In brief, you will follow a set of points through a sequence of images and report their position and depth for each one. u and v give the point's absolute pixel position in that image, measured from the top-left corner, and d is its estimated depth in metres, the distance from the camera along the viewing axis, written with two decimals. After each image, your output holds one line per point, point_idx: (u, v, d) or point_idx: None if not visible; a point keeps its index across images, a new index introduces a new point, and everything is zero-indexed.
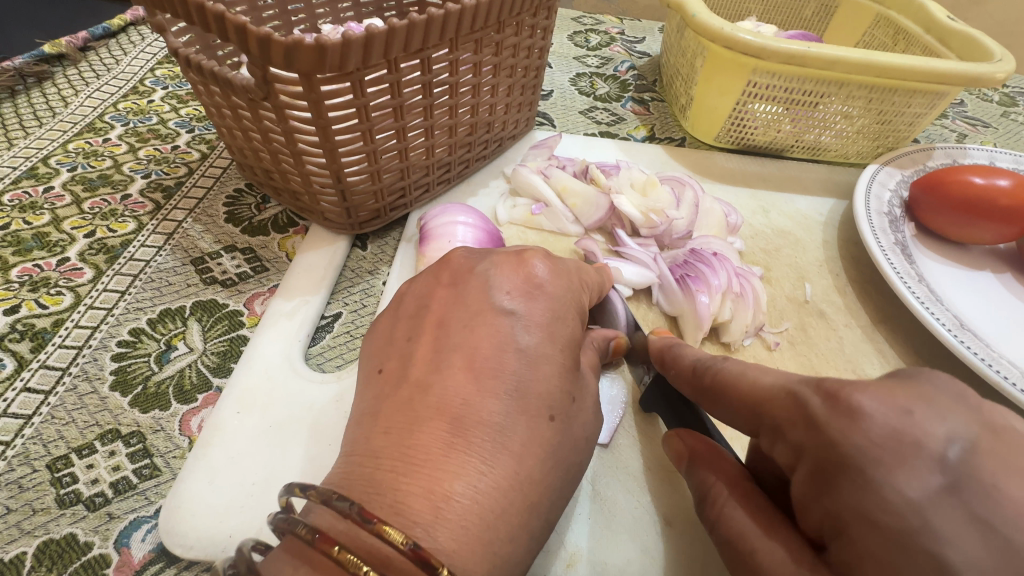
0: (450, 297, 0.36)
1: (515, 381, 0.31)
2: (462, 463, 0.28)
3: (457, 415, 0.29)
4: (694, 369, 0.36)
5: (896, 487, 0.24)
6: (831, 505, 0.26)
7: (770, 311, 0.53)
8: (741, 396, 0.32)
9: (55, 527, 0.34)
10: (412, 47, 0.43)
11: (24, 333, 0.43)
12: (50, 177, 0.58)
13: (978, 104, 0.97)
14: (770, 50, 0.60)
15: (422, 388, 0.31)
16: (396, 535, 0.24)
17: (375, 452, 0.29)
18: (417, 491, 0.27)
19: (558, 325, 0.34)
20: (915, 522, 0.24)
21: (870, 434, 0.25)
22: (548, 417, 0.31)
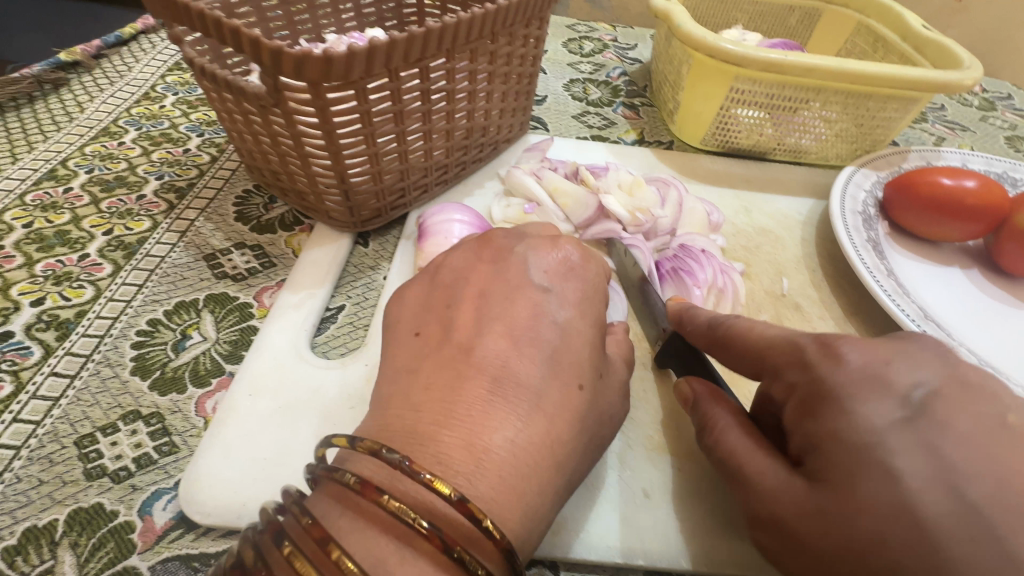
0: (491, 272, 0.39)
1: (549, 347, 0.35)
2: (501, 417, 0.31)
3: (498, 376, 0.32)
4: (709, 325, 0.43)
5: (863, 412, 0.32)
6: (809, 426, 0.34)
7: (749, 304, 0.56)
8: (749, 345, 0.39)
9: (84, 497, 0.37)
10: (412, 57, 0.46)
11: (49, 322, 0.46)
12: (69, 178, 0.61)
13: (958, 109, 1.01)
14: (751, 58, 0.63)
15: (465, 351, 0.34)
16: (446, 490, 0.26)
17: (417, 406, 0.32)
18: (458, 443, 0.29)
19: (588, 305, 0.38)
20: (875, 440, 0.31)
21: (849, 373, 0.33)
22: (577, 385, 0.34)
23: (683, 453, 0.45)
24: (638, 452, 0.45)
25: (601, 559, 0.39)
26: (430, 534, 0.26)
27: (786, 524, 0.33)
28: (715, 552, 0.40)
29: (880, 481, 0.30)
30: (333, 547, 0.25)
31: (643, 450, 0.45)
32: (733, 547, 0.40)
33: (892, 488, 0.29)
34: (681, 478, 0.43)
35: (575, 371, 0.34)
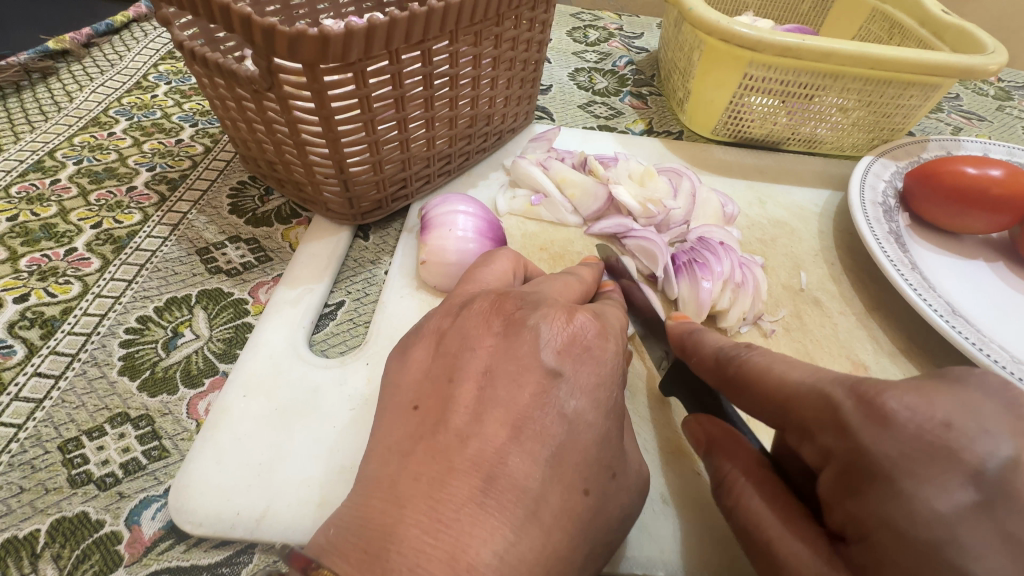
0: (501, 347, 0.33)
1: (555, 444, 0.30)
2: (490, 528, 0.26)
3: (493, 472, 0.28)
4: (717, 361, 0.37)
5: (924, 495, 0.25)
6: (857, 507, 0.27)
7: (767, 299, 0.54)
8: (768, 392, 0.33)
9: (68, 505, 0.34)
10: (413, 39, 0.43)
11: (33, 320, 0.44)
12: (56, 170, 0.59)
13: (974, 98, 0.98)
14: (766, 43, 0.60)
15: (461, 440, 0.29)
16: None
17: (401, 500, 0.27)
18: (440, 557, 0.25)
19: (604, 393, 0.33)
20: (942, 534, 0.24)
21: (900, 443, 0.26)
22: (582, 490, 0.30)
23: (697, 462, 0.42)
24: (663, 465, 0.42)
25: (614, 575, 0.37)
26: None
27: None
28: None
29: None
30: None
31: (663, 453, 0.43)
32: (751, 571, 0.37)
33: None
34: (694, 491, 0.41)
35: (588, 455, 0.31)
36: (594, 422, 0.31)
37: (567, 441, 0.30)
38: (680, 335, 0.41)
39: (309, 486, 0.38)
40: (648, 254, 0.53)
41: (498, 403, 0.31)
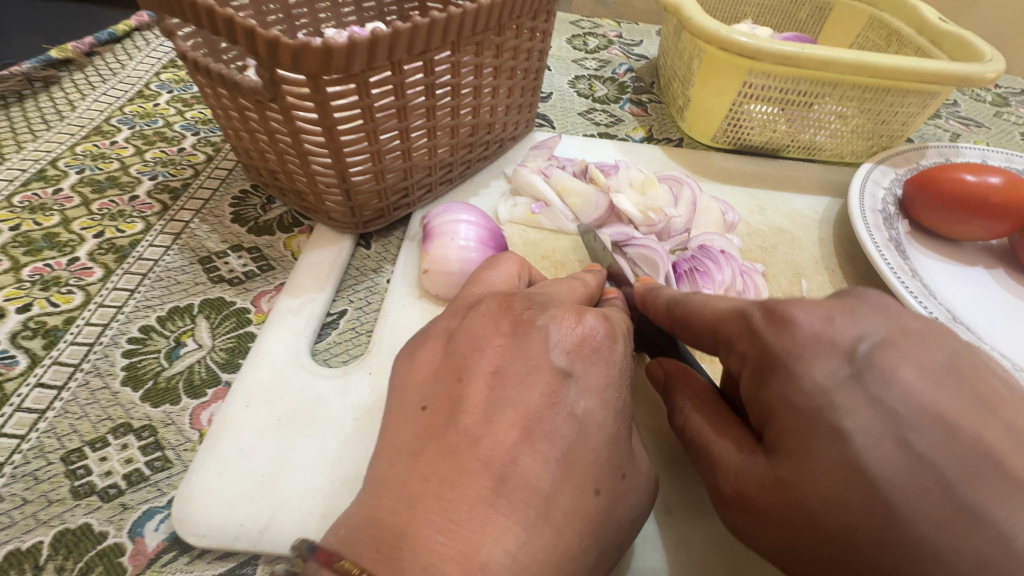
0: (510, 347, 0.34)
1: (564, 445, 0.30)
2: (502, 527, 0.26)
3: (503, 473, 0.28)
4: (669, 306, 0.41)
5: (809, 372, 0.29)
6: (764, 396, 0.31)
7: (768, 307, 0.54)
8: (704, 321, 0.37)
9: (71, 517, 0.34)
10: (416, 49, 0.44)
11: (36, 330, 0.44)
12: (59, 179, 0.59)
13: (972, 105, 0.99)
14: (765, 51, 0.61)
15: (470, 441, 0.29)
16: None
17: (411, 500, 0.27)
18: (454, 557, 0.25)
19: (612, 392, 0.33)
20: (822, 401, 0.28)
21: (795, 337, 0.31)
22: (593, 491, 0.29)
23: None
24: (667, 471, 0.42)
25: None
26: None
27: (748, 502, 0.31)
28: None
29: (832, 443, 0.27)
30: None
31: (663, 462, 0.43)
32: None
33: (843, 449, 0.27)
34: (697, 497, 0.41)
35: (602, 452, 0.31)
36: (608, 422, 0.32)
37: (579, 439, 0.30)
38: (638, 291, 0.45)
39: (313, 496, 0.38)
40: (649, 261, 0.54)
41: (507, 403, 0.31)
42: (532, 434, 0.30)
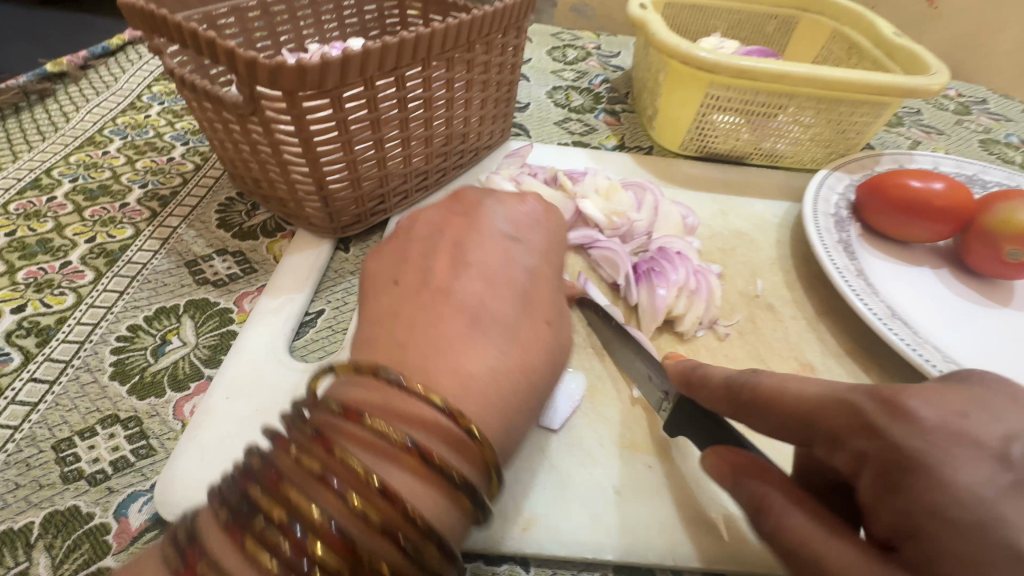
0: (465, 224, 0.46)
1: (518, 292, 0.40)
2: (479, 349, 0.35)
3: (474, 313, 0.37)
4: (727, 388, 0.34)
5: (961, 480, 0.23)
6: (899, 504, 0.24)
7: (723, 305, 0.57)
8: (785, 405, 0.30)
9: (60, 500, 0.37)
10: (387, 66, 0.47)
11: (29, 329, 0.47)
12: (53, 187, 0.62)
13: (934, 113, 1.03)
14: (723, 65, 0.65)
15: (442, 292, 0.39)
16: (438, 400, 0.30)
17: (398, 341, 0.35)
18: (444, 369, 0.33)
19: (549, 254, 0.46)
20: (988, 517, 0.22)
21: (927, 432, 0.25)
22: (546, 323, 0.39)
23: (656, 449, 0.44)
24: (622, 451, 0.44)
25: (570, 555, 0.37)
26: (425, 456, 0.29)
27: None
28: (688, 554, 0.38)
29: None
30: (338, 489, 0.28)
31: (617, 445, 0.44)
32: (704, 549, 0.39)
33: None
34: (649, 469, 0.43)
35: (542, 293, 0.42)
36: (545, 283, 0.43)
37: (525, 290, 0.41)
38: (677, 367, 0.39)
39: None
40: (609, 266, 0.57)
41: (468, 263, 0.41)
42: (486, 285, 0.40)
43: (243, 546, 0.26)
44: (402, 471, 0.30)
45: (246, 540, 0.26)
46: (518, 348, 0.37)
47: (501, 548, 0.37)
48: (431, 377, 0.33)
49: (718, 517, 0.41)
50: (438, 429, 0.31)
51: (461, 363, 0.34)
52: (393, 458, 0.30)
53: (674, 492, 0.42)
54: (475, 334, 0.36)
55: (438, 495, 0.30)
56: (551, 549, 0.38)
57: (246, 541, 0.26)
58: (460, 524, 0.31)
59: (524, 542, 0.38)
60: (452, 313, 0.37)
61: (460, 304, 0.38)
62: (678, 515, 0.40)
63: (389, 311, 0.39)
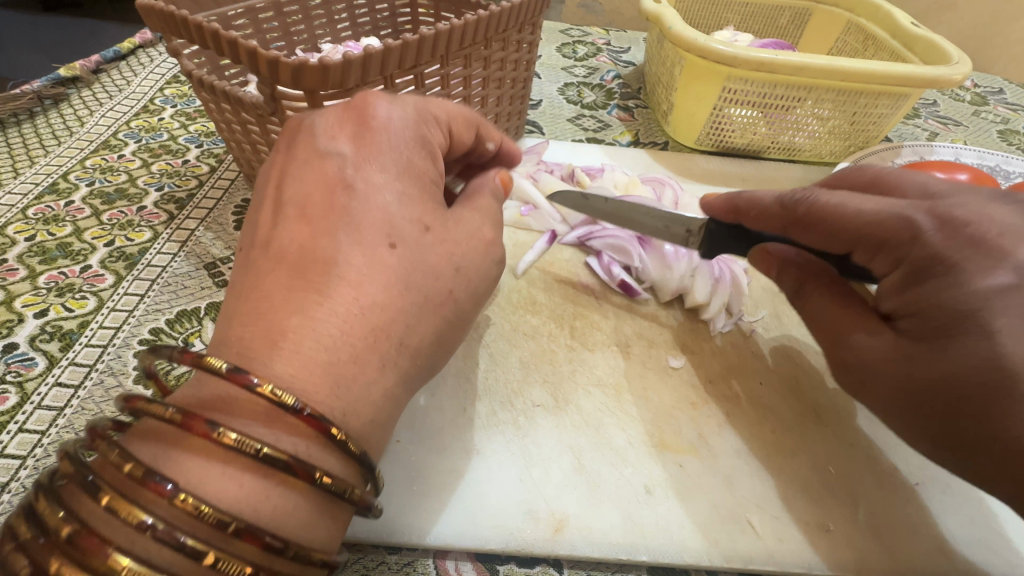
0: (284, 158, 0.37)
1: (357, 219, 0.33)
2: (306, 302, 0.30)
3: (295, 261, 0.32)
4: (783, 206, 0.42)
5: (975, 280, 0.33)
6: (915, 293, 0.35)
7: (748, 300, 0.56)
8: (846, 220, 0.38)
9: None
10: (406, 64, 0.47)
11: (53, 333, 0.47)
12: (70, 191, 0.62)
13: (951, 104, 1.02)
14: (741, 58, 0.64)
15: (264, 246, 0.33)
16: (217, 365, 0.27)
17: (230, 314, 0.31)
18: (258, 335, 0.29)
19: (392, 158, 0.36)
20: (979, 301, 0.32)
21: (958, 243, 0.34)
22: (388, 245, 0.33)
23: (685, 447, 0.44)
24: (651, 450, 0.43)
25: (604, 556, 0.37)
26: (213, 434, 0.25)
27: (874, 381, 0.37)
28: (721, 552, 0.38)
29: (975, 337, 0.32)
30: (106, 494, 0.24)
31: (646, 445, 0.43)
32: (737, 548, 0.38)
33: (988, 344, 0.32)
34: (678, 467, 0.42)
35: (426, 181, 0.37)
36: (429, 184, 0.38)
37: (402, 181, 0.36)
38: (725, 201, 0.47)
39: None
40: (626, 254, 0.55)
41: (295, 202, 0.34)
42: (312, 218, 0.33)
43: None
44: (198, 459, 0.26)
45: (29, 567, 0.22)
46: (388, 264, 0.33)
47: (531, 547, 0.37)
48: (273, 317, 0.30)
49: (751, 516, 0.40)
50: (244, 404, 0.28)
51: (318, 286, 0.31)
52: (182, 444, 0.26)
53: (703, 489, 0.41)
54: (342, 241, 0.33)
55: (251, 476, 0.26)
56: (583, 549, 0.37)
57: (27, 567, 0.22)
58: (294, 505, 0.27)
59: (555, 543, 0.37)
60: (310, 226, 0.33)
61: (320, 211, 0.34)
62: (709, 513, 0.40)
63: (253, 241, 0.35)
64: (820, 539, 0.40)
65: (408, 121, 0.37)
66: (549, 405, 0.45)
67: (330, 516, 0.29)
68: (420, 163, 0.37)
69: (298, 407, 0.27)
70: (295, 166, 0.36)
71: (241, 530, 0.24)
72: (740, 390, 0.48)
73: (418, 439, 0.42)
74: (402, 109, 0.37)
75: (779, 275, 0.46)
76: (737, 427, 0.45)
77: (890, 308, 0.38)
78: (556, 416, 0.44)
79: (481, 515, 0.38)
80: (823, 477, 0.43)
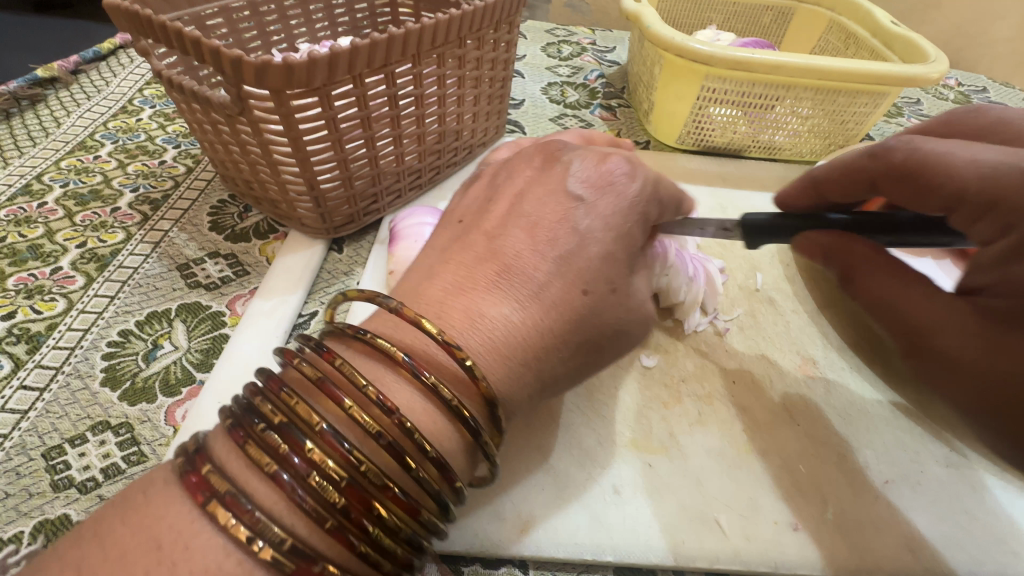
0: (535, 177, 0.39)
1: (560, 250, 0.35)
2: (498, 302, 0.34)
3: (506, 264, 0.35)
4: (880, 160, 0.39)
5: None
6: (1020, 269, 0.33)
7: (723, 299, 0.56)
8: (955, 177, 0.34)
9: (50, 508, 0.37)
10: (376, 63, 0.46)
11: (19, 336, 0.46)
12: (43, 193, 0.61)
13: (934, 103, 1.02)
14: (718, 57, 0.64)
15: (489, 238, 0.37)
16: (430, 327, 0.31)
17: (432, 278, 0.36)
18: (459, 310, 0.33)
19: (618, 218, 0.37)
20: None
21: None
22: (582, 290, 0.35)
23: (655, 447, 0.43)
24: (622, 450, 0.43)
25: (569, 557, 0.37)
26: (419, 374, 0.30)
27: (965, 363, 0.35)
28: (688, 552, 0.38)
29: None
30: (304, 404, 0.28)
31: (616, 445, 0.43)
32: (704, 546, 0.38)
33: None
34: (647, 467, 0.42)
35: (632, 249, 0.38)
36: (637, 229, 0.38)
37: (615, 238, 0.37)
38: (799, 183, 0.46)
39: None
40: None
41: (519, 217, 0.37)
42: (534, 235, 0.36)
43: (243, 452, 0.27)
44: (404, 387, 0.31)
45: (247, 445, 0.27)
46: (572, 303, 0.35)
47: (497, 547, 0.37)
48: (474, 297, 0.34)
49: (719, 516, 0.40)
50: (439, 362, 0.33)
51: (522, 293, 0.34)
52: (394, 371, 0.31)
53: (673, 488, 0.41)
54: (547, 264, 0.35)
55: (438, 414, 0.31)
56: (549, 549, 0.37)
57: (246, 445, 0.27)
58: (459, 450, 0.32)
59: (521, 544, 0.37)
60: (530, 235, 0.36)
61: (543, 232, 0.36)
62: (677, 512, 0.40)
63: (443, 246, 0.39)
64: (788, 539, 0.39)
65: (643, 197, 0.38)
66: None
67: (473, 465, 0.34)
68: (636, 233, 0.38)
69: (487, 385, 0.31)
70: (537, 189, 0.38)
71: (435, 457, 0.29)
72: (713, 389, 0.48)
73: None
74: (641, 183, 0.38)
75: (825, 262, 0.43)
76: (709, 427, 0.45)
77: (975, 282, 0.36)
78: (527, 416, 0.44)
79: None
80: (793, 475, 0.43)
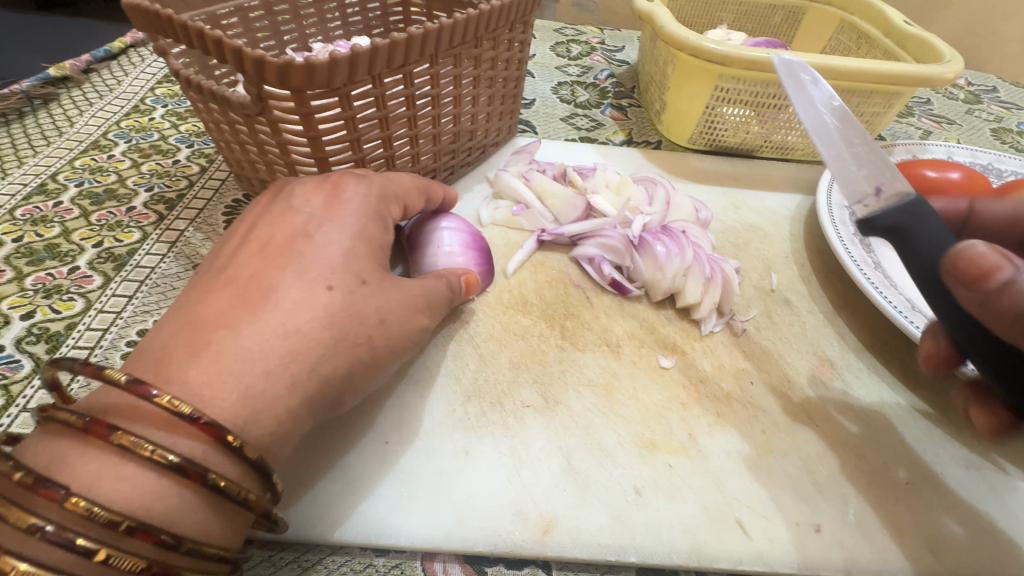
0: (264, 208, 0.42)
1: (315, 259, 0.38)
2: (233, 318, 0.33)
3: (242, 285, 0.35)
4: None
5: None
6: None
7: (739, 300, 0.56)
8: None
9: None
10: (395, 63, 0.46)
11: (39, 335, 0.47)
12: (58, 192, 0.61)
13: (944, 103, 1.01)
14: (733, 57, 0.64)
15: (218, 272, 0.37)
16: (117, 376, 0.28)
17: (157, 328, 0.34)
18: (182, 348, 0.32)
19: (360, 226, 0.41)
20: None
21: None
22: (326, 287, 0.36)
23: (674, 447, 0.43)
24: (642, 451, 0.43)
25: (593, 558, 0.37)
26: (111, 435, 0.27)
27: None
28: (710, 551, 0.38)
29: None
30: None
31: (635, 445, 0.43)
32: (725, 546, 0.38)
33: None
34: (667, 467, 0.42)
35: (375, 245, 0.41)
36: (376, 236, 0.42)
37: (356, 238, 0.40)
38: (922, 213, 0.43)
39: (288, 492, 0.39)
40: (611, 245, 0.55)
41: (267, 233, 0.39)
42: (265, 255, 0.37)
43: None
44: (97, 459, 0.28)
45: None
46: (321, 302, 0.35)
47: (519, 547, 0.37)
48: (205, 329, 0.33)
49: (740, 516, 0.40)
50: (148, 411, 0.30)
51: (259, 307, 0.34)
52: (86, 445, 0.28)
53: (692, 487, 0.41)
54: (288, 276, 0.36)
55: (157, 474, 0.28)
56: (571, 549, 0.37)
57: None
58: (193, 503, 0.29)
59: (544, 545, 0.37)
60: (263, 257, 0.37)
61: (276, 248, 0.38)
62: (698, 512, 0.40)
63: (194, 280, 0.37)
64: (809, 539, 0.39)
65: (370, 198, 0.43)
66: (539, 405, 0.45)
67: (231, 516, 0.31)
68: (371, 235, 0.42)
69: (195, 416, 0.29)
70: (267, 215, 0.41)
71: (134, 528, 0.26)
72: (732, 392, 0.48)
73: (406, 441, 0.42)
74: (365, 192, 0.43)
75: None
76: (728, 428, 0.45)
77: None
78: (546, 416, 0.44)
79: (470, 515, 0.38)
80: (812, 476, 0.43)
